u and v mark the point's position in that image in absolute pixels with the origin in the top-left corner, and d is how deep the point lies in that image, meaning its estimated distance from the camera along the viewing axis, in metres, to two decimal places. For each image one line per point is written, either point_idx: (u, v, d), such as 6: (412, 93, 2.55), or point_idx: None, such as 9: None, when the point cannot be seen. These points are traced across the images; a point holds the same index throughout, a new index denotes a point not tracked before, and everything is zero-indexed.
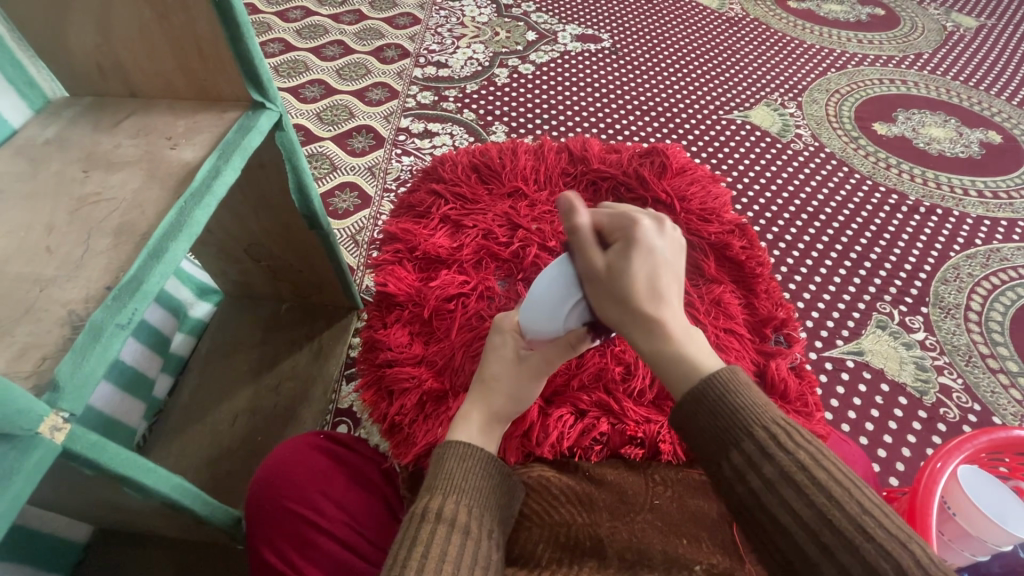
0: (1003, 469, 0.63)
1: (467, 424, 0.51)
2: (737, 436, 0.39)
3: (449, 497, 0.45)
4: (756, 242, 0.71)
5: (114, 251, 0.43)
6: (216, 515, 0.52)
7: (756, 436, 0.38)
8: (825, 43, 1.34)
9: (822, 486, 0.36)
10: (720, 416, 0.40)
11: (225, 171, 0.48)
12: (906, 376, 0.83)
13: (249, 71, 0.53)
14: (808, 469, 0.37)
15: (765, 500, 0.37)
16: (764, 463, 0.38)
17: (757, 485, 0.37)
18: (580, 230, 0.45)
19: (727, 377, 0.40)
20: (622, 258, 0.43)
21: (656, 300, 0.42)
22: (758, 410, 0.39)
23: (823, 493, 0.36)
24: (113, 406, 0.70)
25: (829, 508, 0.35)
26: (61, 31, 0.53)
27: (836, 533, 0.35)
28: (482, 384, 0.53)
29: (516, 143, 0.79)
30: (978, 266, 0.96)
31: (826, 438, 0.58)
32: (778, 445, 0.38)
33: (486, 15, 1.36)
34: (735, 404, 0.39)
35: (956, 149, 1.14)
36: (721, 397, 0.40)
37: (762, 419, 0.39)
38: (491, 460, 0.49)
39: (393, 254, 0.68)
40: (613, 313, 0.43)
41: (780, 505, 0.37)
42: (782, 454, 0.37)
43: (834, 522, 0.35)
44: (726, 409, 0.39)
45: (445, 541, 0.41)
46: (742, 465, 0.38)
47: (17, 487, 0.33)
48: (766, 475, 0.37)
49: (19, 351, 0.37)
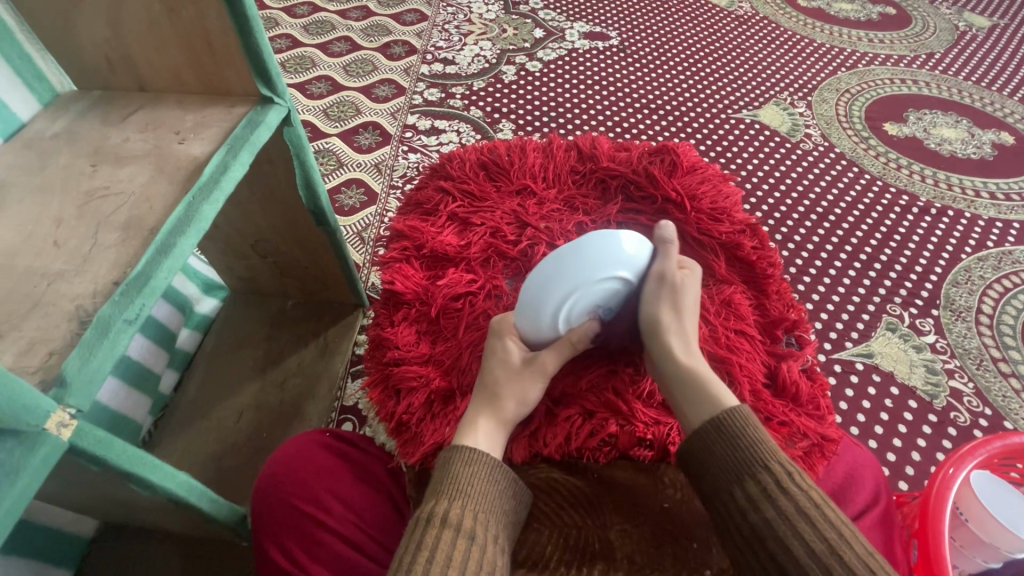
0: (1015, 475, 0.63)
1: (476, 430, 0.50)
2: (754, 468, 0.45)
3: (456, 502, 0.45)
4: (767, 242, 0.70)
5: (121, 246, 0.43)
6: (222, 513, 0.52)
7: (773, 470, 0.45)
8: (836, 43, 1.33)
9: (832, 522, 0.42)
10: (739, 448, 0.46)
11: (233, 166, 0.48)
12: (916, 379, 0.82)
13: (257, 64, 0.52)
14: (818, 506, 0.43)
15: (780, 529, 0.42)
16: (779, 497, 0.43)
17: (772, 515, 0.43)
18: (672, 247, 0.57)
19: (746, 411, 0.48)
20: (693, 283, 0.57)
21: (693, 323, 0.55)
22: (771, 448, 0.46)
23: (834, 530, 0.42)
24: (120, 402, 0.70)
25: (840, 545, 0.41)
26: (70, 24, 0.53)
27: (845, 567, 0.40)
28: (486, 388, 0.52)
29: (524, 141, 0.78)
30: (989, 269, 0.95)
31: (838, 443, 0.57)
32: (791, 481, 0.44)
33: (493, 12, 1.35)
34: (753, 440, 0.47)
35: (967, 149, 1.12)
36: (741, 430, 0.47)
37: (775, 457, 0.46)
38: (496, 464, 0.48)
39: (400, 252, 0.68)
40: (662, 313, 0.54)
41: (794, 537, 0.42)
42: (795, 491, 0.44)
43: (845, 558, 0.40)
44: (746, 443, 0.46)
45: (450, 547, 0.42)
46: (758, 494, 0.44)
47: (23, 484, 0.33)
48: (782, 507, 0.43)
49: (27, 346, 0.37)
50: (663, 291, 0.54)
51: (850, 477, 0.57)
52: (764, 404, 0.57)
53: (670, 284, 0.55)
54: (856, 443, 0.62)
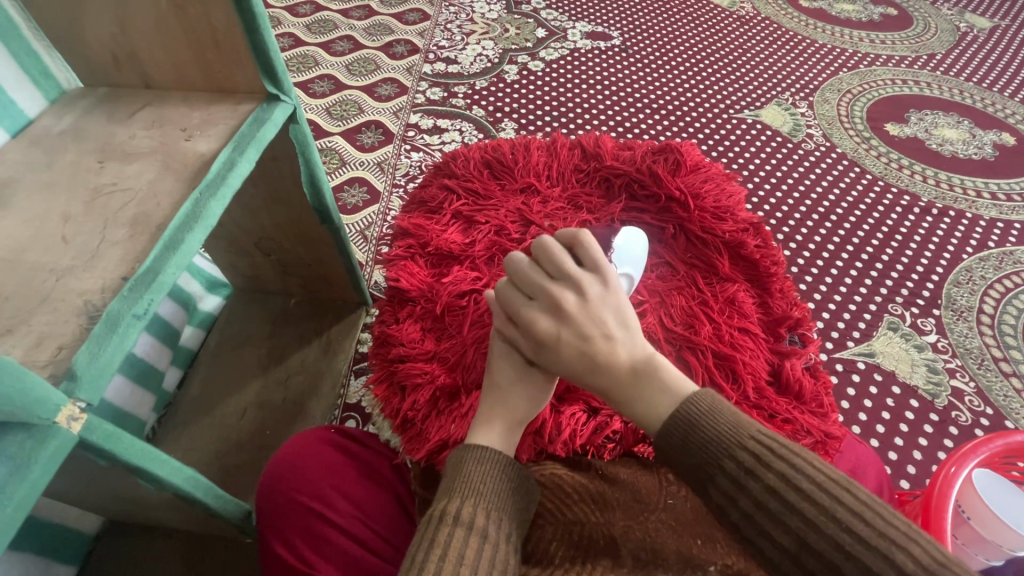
0: (1016, 474, 0.63)
1: (490, 430, 0.50)
2: (711, 470, 0.39)
3: (468, 500, 0.44)
4: (770, 241, 0.71)
5: (129, 242, 0.43)
6: (227, 508, 0.52)
7: (727, 467, 0.38)
8: (837, 43, 1.33)
9: (794, 506, 0.35)
10: (690, 454, 0.40)
11: (240, 163, 0.48)
12: (918, 379, 0.82)
13: (264, 63, 0.52)
14: (781, 491, 0.36)
15: (747, 532, 0.37)
16: (740, 495, 0.38)
17: (737, 518, 0.38)
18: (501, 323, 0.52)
19: (688, 414, 0.41)
20: (543, 346, 0.47)
21: (590, 370, 0.45)
22: (726, 437, 0.39)
23: (797, 517, 0.35)
24: (123, 398, 0.71)
25: (805, 533, 0.35)
26: (77, 22, 0.53)
27: (813, 559, 0.34)
28: (498, 389, 0.51)
29: (528, 139, 0.78)
30: (990, 269, 0.95)
31: (841, 441, 0.58)
32: (750, 472, 0.37)
33: (495, 11, 1.35)
34: (702, 438, 0.40)
35: (968, 150, 1.13)
36: (688, 433, 0.40)
37: (732, 446, 0.38)
38: (510, 462, 0.48)
39: (405, 249, 0.68)
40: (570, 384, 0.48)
41: (761, 536, 0.37)
42: (754, 482, 0.37)
43: (811, 547, 0.34)
44: (695, 446, 0.40)
45: (463, 545, 0.41)
46: (720, 498, 0.39)
47: (35, 476, 0.33)
48: (743, 507, 0.37)
49: (36, 341, 0.37)
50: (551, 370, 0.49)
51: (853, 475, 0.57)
52: (768, 402, 0.57)
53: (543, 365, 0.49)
54: (859, 441, 0.63)
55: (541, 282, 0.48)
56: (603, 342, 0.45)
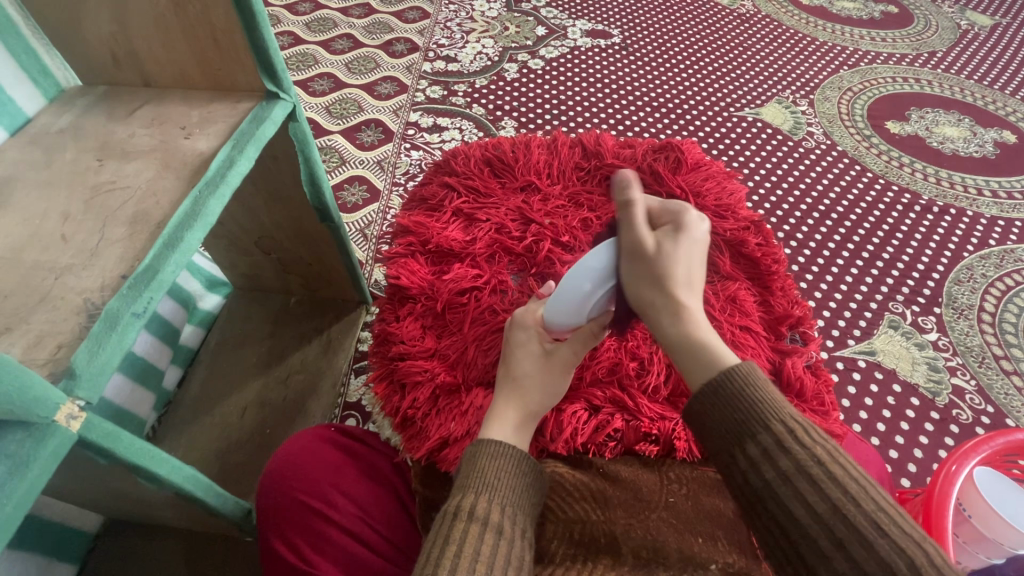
0: (1016, 471, 0.63)
1: (503, 420, 0.50)
2: (753, 429, 0.39)
3: (482, 496, 0.44)
4: (771, 239, 0.70)
5: (128, 241, 0.43)
6: (227, 506, 0.52)
7: (773, 429, 0.38)
8: (838, 41, 1.33)
9: (838, 478, 0.36)
10: (736, 408, 0.40)
11: (239, 161, 0.48)
12: (919, 377, 0.82)
13: (263, 60, 0.52)
14: (825, 464, 0.37)
15: (779, 491, 0.37)
16: (780, 456, 0.38)
17: (771, 476, 0.37)
18: (632, 202, 0.45)
19: (746, 371, 0.41)
20: (671, 243, 0.43)
21: (688, 285, 0.43)
22: (777, 406, 0.39)
23: (839, 488, 0.36)
24: (123, 397, 0.70)
25: (845, 503, 0.35)
26: (77, 20, 0.53)
27: (849, 527, 0.34)
28: (513, 380, 0.52)
29: (529, 137, 0.78)
30: (991, 267, 0.95)
31: (842, 439, 0.58)
32: (795, 440, 0.38)
33: (495, 9, 1.35)
34: (754, 399, 0.40)
35: (969, 148, 1.12)
36: (742, 389, 0.40)
37: (780, 414, 0.39)
38: (524, 458, 0.48)
39: (405, 247, 0.68)
40: (642, 292, 0.44)
41: (795, 498, 0.36)
42: (798, 448, 0.37)
43: (848, 515, 0.35)
44: (745, 402, 0.40)
45: (478, 540, 0.41)
46: (757, 455, 0.38)
47: (33, 475, 0.33)
48: (782, 467, 0.37)
49: (36, 339, 0.37)
50: (633, 268, 0.44)
51: None
52: None
53: (639, 256, 0.43)
54: (860, 439, 0.63)
55: None
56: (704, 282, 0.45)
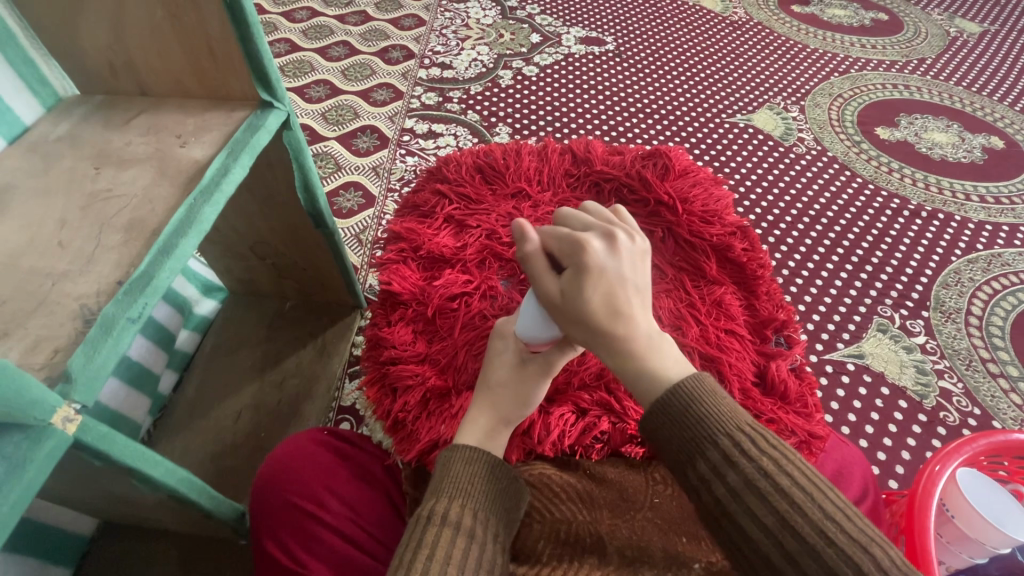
0: (1002, 473, 0.64)
1: (477, 426, 0.51)
2: (701, 445, 0.39)
3: (455, 500, 0.45)
4: (757, 244, 0.72)
5: (124, 247, 0.44)
6: (221, 508, 0.53)
7: (721, 445, 0.38)
8: (828, 48, 1.35)
9: (786, 491, 0.36)
10: (685, 428, 0.39)
11: (234, 169, 0.49)
12: (906, 379, 0.83)
13: (258, 70, 0.53)
14: (772, 476, 0.37)
15: (730, 508, 0.37)
16: (728, 471, 0.37)
17: (722, 493, 0.37)
18: (530, 245, 0.46)
19: (699, 384, 0.41)
20: (573, 285, 0.43)
21: (610, 314, 0.41)
22: (724, 420, 0.39)
23: (786, 499, 0.36)
24: (118, 401, 0.71)
25: (793, 516, 0.35)
26: (74, 30, 0.54)
27: (798, 540, 0.35)
28: (488, 386, 0.53)
29: (520, 144, 0.79)
30: (979, 271, 0.96)
31: (826, 441, 0.59)
32: (741, 453, 0.38)
33: (491, 17, 1.37)
34: (702, 414, 0.39)
35: (958, 154, 1.14)
36: (686, 408, 0.40)
37: (727, 427, 0.39)
38: (496, 464, 0.49)
39: (397, 253, 0.69)
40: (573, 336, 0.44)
41: (743, 513, 0.36)
42: (745, 461, 0.37)
43: (797, 528, 0.35)
44: (691, 419, 0.39)
45: (450, 544, 0.42)
46: (708, 474, 0.38)
47: (29, 477, 0.34)
48: (731, 483, 0.37)
49: (32, 344, 0.38)
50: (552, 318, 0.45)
51: (840, 472, 0.59)
52: (753, 402, 0.58)
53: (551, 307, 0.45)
54: (845, 440, 0.64)
55: (593, 225, 0.47)
56: (629, 302, 0.42)
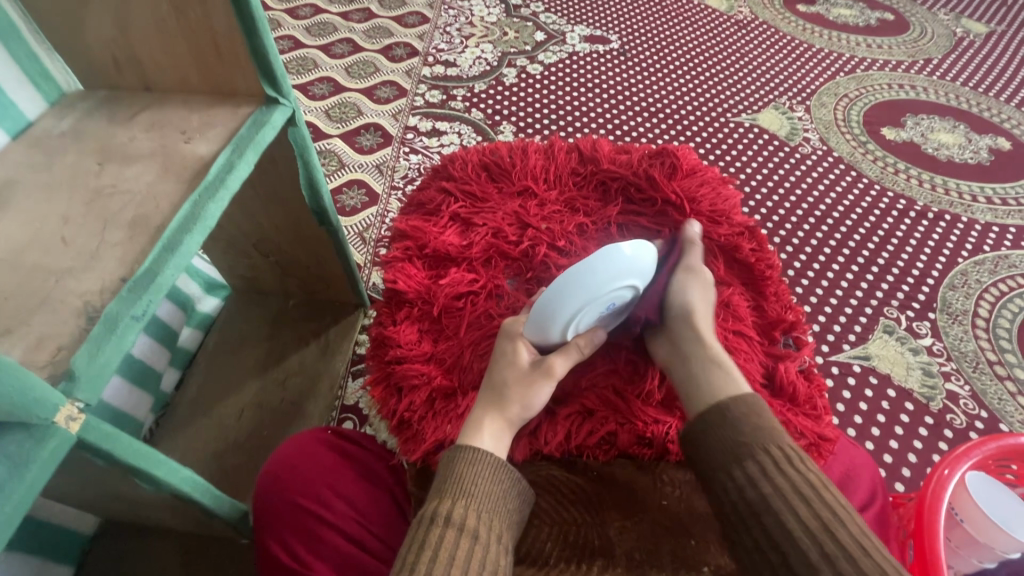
0: (1010, 476, 0.63)
1: (482, 429, 0.50)
2: (751, 450, 0.46)
3: (459, 502, 0.45)
4: (765, 244, 0.71)
5: (128, 243, 0.43)
6: (223, 508, 0.53)
7: (772, 452, 0.45)
8: (835, 48, 1.34)
9: (829, 503, 0.42)
10: (740, 433, 0.47)
11: (238, 166, 0.49)
12: (913, 382, 0.83)
13: (264, 65, 0.52)
14: (816, 488, 0.43)
15: (774, 506, 0.42)
16: (775, 475, 0.44)
17: (768, 492, 0.43)
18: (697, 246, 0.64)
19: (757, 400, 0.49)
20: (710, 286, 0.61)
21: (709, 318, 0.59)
22: (776, 435, 0.47)
23: (829, 509, 0.41)
24: (122, 399, 0.71)
25: (832, 523, 0.40)
26: (78, 24, 0.53)
27: (836, 543, 0.39)
28: (495, 387, 0.53)
29: (526, 142, 0.79)
30: (986, 273, 0.95)
31: (834, 444, 0.58)
32: (790, 463, 0.44)
33: (495, 14, 1.36)
34: (757, 424, 0.47)
35: (964, 154, 1.13)
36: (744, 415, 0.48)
37: (778, 441, 0.46)
38: (500, 463, 0.48)
39: (403, 251, 0.68)
40: (694, 300, 0.57)
41: (787, 511, 0.42)
42: (793, 471, 0.44)
43: (838, 535, 0.40)
44: (748, 426, 0.47)
45: (453, 546, 0.42)
46: (755, 473, 0.44)
47: (32, 477, 0.33)
48: (777, 485, 0.43)
49: (35, 342, 0.37)
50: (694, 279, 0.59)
51: (847, 477, 0.58)
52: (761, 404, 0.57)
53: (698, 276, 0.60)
54: (853, 443, 0.64)
55: None
56: None
